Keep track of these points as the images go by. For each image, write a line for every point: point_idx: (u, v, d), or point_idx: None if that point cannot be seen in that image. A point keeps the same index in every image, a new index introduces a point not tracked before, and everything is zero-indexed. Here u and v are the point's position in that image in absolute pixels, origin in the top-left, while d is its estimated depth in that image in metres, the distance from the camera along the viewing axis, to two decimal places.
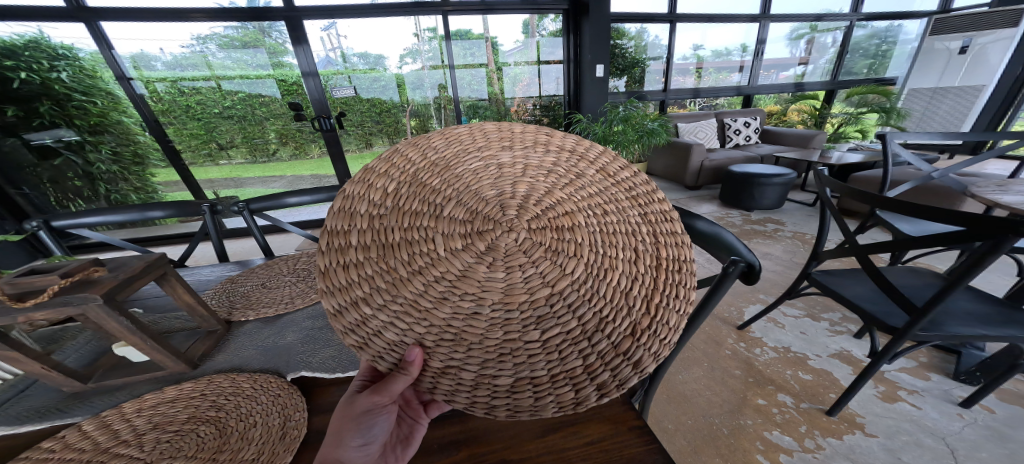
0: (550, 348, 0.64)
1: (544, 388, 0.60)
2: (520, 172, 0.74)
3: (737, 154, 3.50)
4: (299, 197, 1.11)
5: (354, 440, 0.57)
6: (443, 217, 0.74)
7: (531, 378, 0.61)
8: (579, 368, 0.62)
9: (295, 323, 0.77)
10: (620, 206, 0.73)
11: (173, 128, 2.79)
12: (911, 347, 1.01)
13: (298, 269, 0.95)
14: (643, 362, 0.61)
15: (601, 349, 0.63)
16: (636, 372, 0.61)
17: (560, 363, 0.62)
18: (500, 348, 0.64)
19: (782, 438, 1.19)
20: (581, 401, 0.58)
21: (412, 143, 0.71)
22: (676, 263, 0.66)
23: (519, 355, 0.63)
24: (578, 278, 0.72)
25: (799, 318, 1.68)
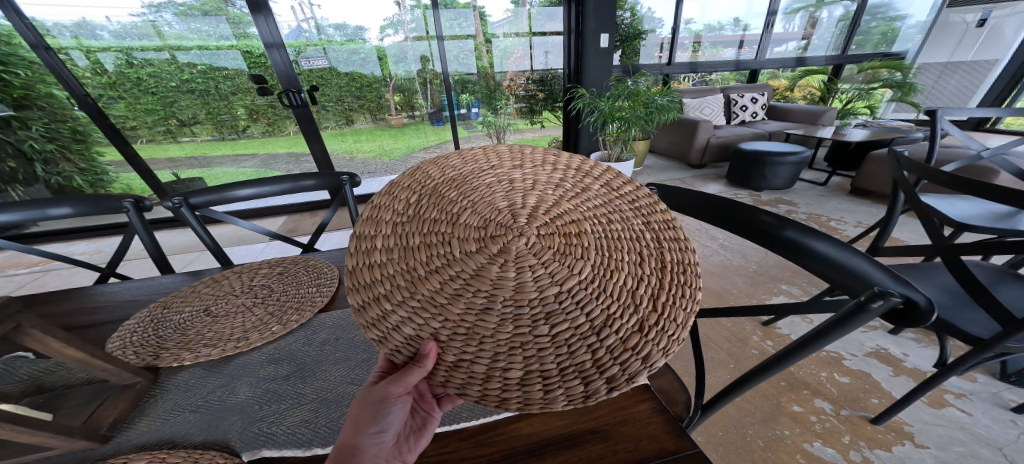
0: (560, 343, 0.50)
1: (554, 379, 0.46)
2: (531, 186, 0.67)
3: (744, 131, 3.32)
4: (256, 190, 0.93)
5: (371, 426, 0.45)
6: (453, 216, 0.62)
7: (539, 370, 0.47)
8: (585, 361, 0.48)
9: (249, 370, 0.55)
10: (627, 218, 0.63)
11: (125, 103, 2.40)
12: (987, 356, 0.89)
13: (255, 287, 0.72)
14: (649, 356, 0.47)
15: (606, 345, 0.50)
16: (645, 367, 0.46)
17: (566, 355, 0.49)
18: (505, 342, 0.50)
19: (825, 450, 1.06)
20: (591, 395, 0.44)
21: (431, 164, 0.66)
22: (679, 268, 0.55)
23: (533, 346, 0.50)
24: (583, 275, 0.58)
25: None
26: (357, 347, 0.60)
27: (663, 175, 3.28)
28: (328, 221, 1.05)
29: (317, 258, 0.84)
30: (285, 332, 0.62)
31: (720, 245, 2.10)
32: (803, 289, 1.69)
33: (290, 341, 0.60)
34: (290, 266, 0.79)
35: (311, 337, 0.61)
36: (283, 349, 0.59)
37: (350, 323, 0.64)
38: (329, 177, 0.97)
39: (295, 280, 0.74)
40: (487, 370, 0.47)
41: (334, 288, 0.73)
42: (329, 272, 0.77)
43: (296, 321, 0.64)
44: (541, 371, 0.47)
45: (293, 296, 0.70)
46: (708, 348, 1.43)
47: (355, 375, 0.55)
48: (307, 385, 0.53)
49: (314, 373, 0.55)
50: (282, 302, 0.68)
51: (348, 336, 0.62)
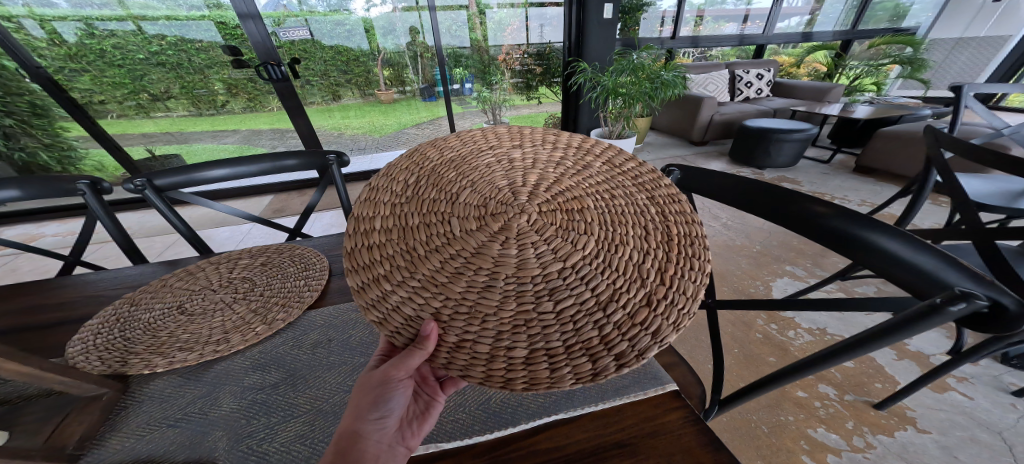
0: (567, 316, 0.45)
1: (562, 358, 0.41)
2: (533, 164, 0.62)
3: (749, 107, 3.21)
4: (234, 171, 0.87)
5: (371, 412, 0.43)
6: (456, 193, 0.57)
7: (542, 346, 0.42)
8: (594, 335, 0.43)
9: (231, 378, 0.48)
10: (631, 194, 0.58)
11: (89, 76, 2.21)
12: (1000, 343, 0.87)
13: (233, 279, 0.63)
14: (656, 320, 0.43)
15: (616, 314, 0.44)
16: (651, 333, 0.42)
17: (572, 326, 0.44)
18: (507, 320, 0.44)
19: (829, 436, 1.06)
20: (600, 372, 0.40)
21: (429, 146, 0.62)
22: (686, 241, 0.51)
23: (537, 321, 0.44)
24: (590, 247, 0.52)
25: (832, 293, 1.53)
26: (354, 350, 0.53)
27: (664, 153, 3.19)
28: (315, 202, 0.97)
29: (305, 245, 0.75)
30: (270, 333, 0.54)
31: (723, 225, 2.06)
32: (807, 270, 1.66)
33: (277, 343, 0.53)
34: (272, 254, 0.70)
35: (301, 338, 0.54)
36: (269, 354, 0.51)
37: (344, 321, 0.57)
38: (312, 157, 0.90)
39: (278, 271, 0.65)
40: (486, 345, 0.42)
41: (325, 281, 0.65)
42: (317, 263, 0.68)
43: (284, 319, 0.56)
44: (543, 345, 0.42)
45: (278, 289, 0.61)
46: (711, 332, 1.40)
47: (352, 383, 0.48)
48: (299, 396, 0.46)
49: (306, 381, 0.48)
50: (265, 297, 0.60)
51: (342, 337, 0.55)
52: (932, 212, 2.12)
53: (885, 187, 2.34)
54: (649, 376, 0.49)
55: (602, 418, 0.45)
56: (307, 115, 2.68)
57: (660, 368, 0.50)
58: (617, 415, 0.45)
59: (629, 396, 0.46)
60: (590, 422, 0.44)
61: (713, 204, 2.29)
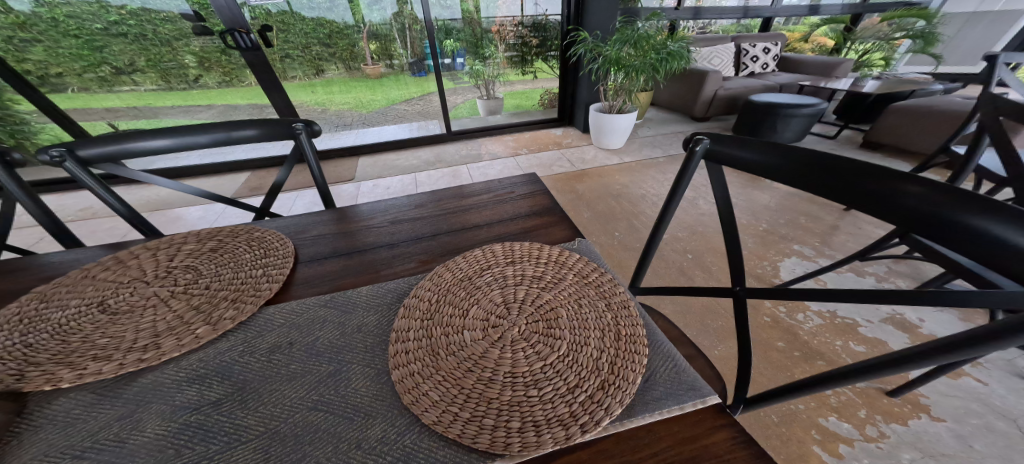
0: (545, 397, 0.37)
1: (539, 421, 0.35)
2: (520, 280, 0.53)
3: (754, 82, 3.07)
4: (178, 140, 0.78)
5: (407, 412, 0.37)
6: (437, 301, 0.50)
7: (523, 420, 0.36)
8: (565, 412, 0.36)
9: (157, 396, 0.37)
10: (593, 300, 0.49)
11: (42, 47, 1.97)
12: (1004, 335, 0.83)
13: (176, 269, 0.52)
14: (608, 406, 0.37)
15: (582, 400, 0.37)
16: (606, 412, 0.37)
17: (552, 407, 0.37)
18: (488, 397, 0.38)
19: (841, 426, 1.02)
20: (572, 438, 0.34)
21: (444, 265, 0.56)
22: (629, 337, 0.44)
23: (520, 395, 0.38)
24: (563, 347, 0.42)
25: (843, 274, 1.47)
26: (321, 356, 0.43)
27: (664, 129, 3.05)
28: (281, 181, 0.86)
29: (267, 228, 0.63)
30: (214, 335, 0.43)
31: (728, 203, 1.98)
32: (815, 249, 1.59)
33: (222, 348, 0.42)
34: (224, 239, 0.58)
35: (254, 341, 0.43)
36: (210, 361, 0.41)
37: (309, 320, 0.47)
38: (275, 125, 0.85)
39: (231, 259, 0.54)
40: (469, 414, 0.37)
41: (288, 272, 0.54)
42: (280, 250, 0.57)
43: (232, 318, 0.45)
44: (526, 422, 0.36)
45: (227, 282, 0.50)
46: (718, 316, 1.33)
47: (319, 400, 0.39)
48: (249, 417, 0.36)
49: (259, 397, 0.38)
50: (210, 290, 0.48)
51: (307, 339, 0.44)
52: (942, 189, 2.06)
53: (894, 165, 2.27)
54: (685, 384, 0.40)
55: (629, 441, 0.36)
56: (285, 91, 2.46)
57: (697, 373, 0.41)
58: (647, 437, 0.36)
59: (663, 411, 0.38)
60: (612, 447, 0.36)
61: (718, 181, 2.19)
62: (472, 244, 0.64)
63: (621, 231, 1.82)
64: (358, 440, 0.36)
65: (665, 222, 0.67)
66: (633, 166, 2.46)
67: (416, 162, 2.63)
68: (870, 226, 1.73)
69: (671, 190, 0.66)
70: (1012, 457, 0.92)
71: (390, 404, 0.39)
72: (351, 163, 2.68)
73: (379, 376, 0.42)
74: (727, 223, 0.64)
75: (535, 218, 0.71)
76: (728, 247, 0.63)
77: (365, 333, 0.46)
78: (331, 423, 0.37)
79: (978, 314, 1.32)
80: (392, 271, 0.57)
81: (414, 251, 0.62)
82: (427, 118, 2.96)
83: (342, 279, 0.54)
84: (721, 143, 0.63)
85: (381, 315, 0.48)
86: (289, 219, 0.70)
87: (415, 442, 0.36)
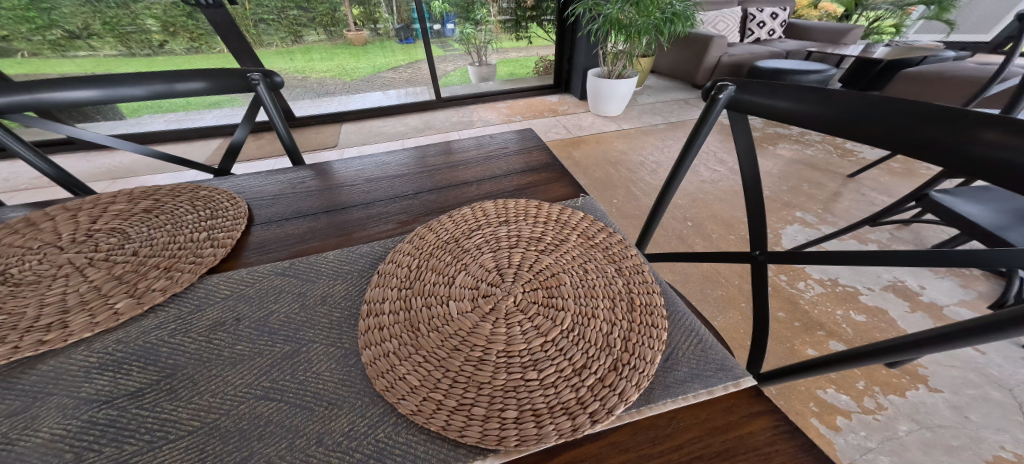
0: (545, 380, 0.31)
1: (540, 416, 0.28)
2: (516, 242, 0.45)
3: (760, 49, 2.93)
4: (107, 92, 0.66)
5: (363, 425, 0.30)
6: (419, 267, 0.42)
7: (519, 409, 0.29)
8: (570, 398, 0.30)
9: (48, 393, 0.29)
10: (600, 265, 0.42)
11: None
12: None
13: (98, 233, 0.44)
14: (623, 390, 0.30)
15: (590, 383, 0.31)
16: (620, 399, 0.30)
17: (554, 393, 0.30)
18: (478, 381, 0.31)
19: (839, 398, 1.00)
20: (579, 429, 0.28)
21: (426, 227, 0.49)
22: (645, 308, 0.37)
23: (517, 377, 0.31)
24: (566, 320, 0.35)
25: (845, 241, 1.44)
26: (275, 334, 0.36)
27: (664, 96, 2.92)
28: (241, 140, 0.77)
29: (217, 188, 0.56)
30: (138, 311, 0.35)
31: (729, 170, 1.91)
32: (818, 216, 1.55)
33: (148, 326, 0.35)
34: (161, 199, 0.50)
35: (190, 319, 0.36)
36: (134, 343, 0.33)
37: (261, 291, 0.40)
38: (226, 76, 0.74)
39: (169, 221, 0.46)
40: (455, 401, 0.30)
41: (239, 236, 0.47)
42: (230, 212, 0.51)
43: (162, 289, 0.38)
44: (524, 410, 0.29)
45: (160, 246, 0.42)
46: (718, 286, 1.29)
47: (271, 387, 0.32)
48: (178, 411, 0.29)
49: (193, 386, 0.31)
50: (138, 257, 0.41)
51: (257, 314, 0.37)
52: None
53: None
54: (714, 364, 0.34)
55: (648, 431, 0.30)
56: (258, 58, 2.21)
57: (726, 350, 0.35)
58: (670, 427, 0.30)
59: (687, 397, 0.32)
60: (629, 439, 0.30)
61: (719, 148, 2.12)
62: (460, 201, 0.59)
63: (619, 198, 1.74)
64: (319, 434, 0.29)
65: (677, 180, 0.59)
66: (631, 132, 2.36)
67: (404, 128, 2.48)
68: (873, 192, 1.68)
69: (686, 145, 0.58)
70: (1008, 428, 0.92)
71: (358, 390, 0.32)
72: (334, 129, 2.52)
73: (346, 358, 0.34)
74: (748, 179, 0.56)
75: (529, 175, 0.66)
76: (748, 205, 0.56)
77: (328, 305, 0.39)
78: (284, 413, 0.30)
79: (978, 278, 1.30)
80: (365, 235, 0.50)
81: (393, 211, 0.55)
82: (416, 85, 2.76)
83: (302, 244, 0.48)
84: (748, 91, 0.54)
85: (349, 283, 0.42)
86: (248, 179, 0.61)
87: (388, 435, 0.29)
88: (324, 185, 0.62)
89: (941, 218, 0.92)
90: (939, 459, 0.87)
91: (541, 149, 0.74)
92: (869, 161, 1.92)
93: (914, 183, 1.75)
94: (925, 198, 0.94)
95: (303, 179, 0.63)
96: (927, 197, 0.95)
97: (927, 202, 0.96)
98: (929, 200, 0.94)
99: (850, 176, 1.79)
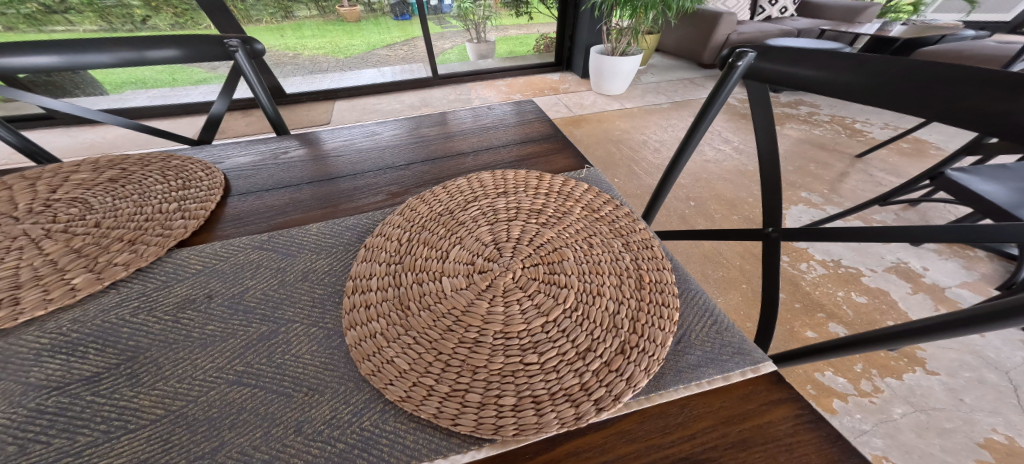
0: (546, 364, 0.28)
1: (542, 405, 0.26)
2: (515, 215, 0.42)
3: (771, 26, 2.81)
4: (69, 59, 0.60)
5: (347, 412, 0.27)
6: (410, 241, 0.39)
7: (518, 395, 0.26)
8: (573, 384, 0.27)
9: None
10: (606, 239, 0.38)
11: None
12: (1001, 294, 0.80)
13: (55, 204, 0.40)
14: (631, 375, 0.27)
15: (595, 367, 0.28)
16: (628, 385, 0.27)
17: (556, 378, 0.27)
18: (473, 364, 0.28)
19: (836, 381, 0.99)
20: (583, 417, 0.25)
21: (419, 199, 0.45)
22: (655, 286, 0.34)
23: (515, 361, 0.28)
24: (569, 298, 0.32)
25: (849, 222, 1.41)
26: (250, 313, 0.33)
27: (669, 75, 2.83)
28: (220, 112, 0.72)
29: (191, 158, 0.53)
30: (98, 286, 0.32)
31: (734, 149, 1.86)
32: (823, 197, 1.52)
33: (107, 304, 0.32)
34: (129, 168, 0.47)
35: (155, 296, 0.33)
36: (91, 324, 0.30)
37: (237, 266, 0.37)
38: (201, 43, 0.68)
39: (136, 193, 0.42)
40: (448, 386, 0.27)
41: (213, 208, 0.44)
42: (205, 183, 0.48)
43: (126, 263, 0.35)
44: (523, 397, 0.26)
45: (126, 217, 0.39)
46: (719, 266, 1.27)
47: (244, 371, 0.29)
48: (138, 399, 0.26)
49: (156, 370, 0.28)
50: (100, 229, 0.37)
51: (231, 291, 0.35)
52: (954, 138, 1.98)
53: (907, 118, 2.17)
54: (730, 347, 0.32)
55: (660, 419, 0.28)
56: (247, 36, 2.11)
57: (744, 332, 0.33)
58: (682, 416, 0.28)
59: (701, 385, 0.29)
60: (637, 427, 0.27)
61: (724, 128, 2.06)
62: (455, 172, 0.56)
63: (620, 177, 1.70)
64: (297, 422, 0.26)
65: (686, 155, 0.56)
66: (634, 111, 2.29)
67: (399, 106, 2.39)
68: (880, 172, 1.65)
69: (698, 117, 0.54)
70: (1000, 411, 0.91)
71: (342, 374, 0.29)
72: (327, 105, 2.43)
73: (328, 339, 0.32)
74: (763, 149, 0.53)
75: (528, 146, 0.62)
76: (764, 177, 0.52)
77: (310, 282, 0.36)
78: (259, 399, 0.27)
79: (981, 260, 1.28)
80: (351, 209, 0.47)
81: (383, 183, 0.52)
82: (411, 62, 2.62)
83: (283, 216, 0.45)
84: (769, 60, 0.48)
85: (333, 258, 0.39)
86: (226, 149, 0.59)
87: (374, 424, 0.26)
88: (311, 156, 0.58)
89: (955, 197, 0.89)
90: (932, 440, 0.86)
91: (541, 120, 0.70)
92: (878, 141, 1.87)
93: (922, 163, 1.71)
94: (940, 176, 0.91)
95: (286, 150, 0.60)
96: (942, 175, 0.91)
97: (941, 180, 0.92)
98: (944, 178, 0.91)
99: (858, 156, 1.75)
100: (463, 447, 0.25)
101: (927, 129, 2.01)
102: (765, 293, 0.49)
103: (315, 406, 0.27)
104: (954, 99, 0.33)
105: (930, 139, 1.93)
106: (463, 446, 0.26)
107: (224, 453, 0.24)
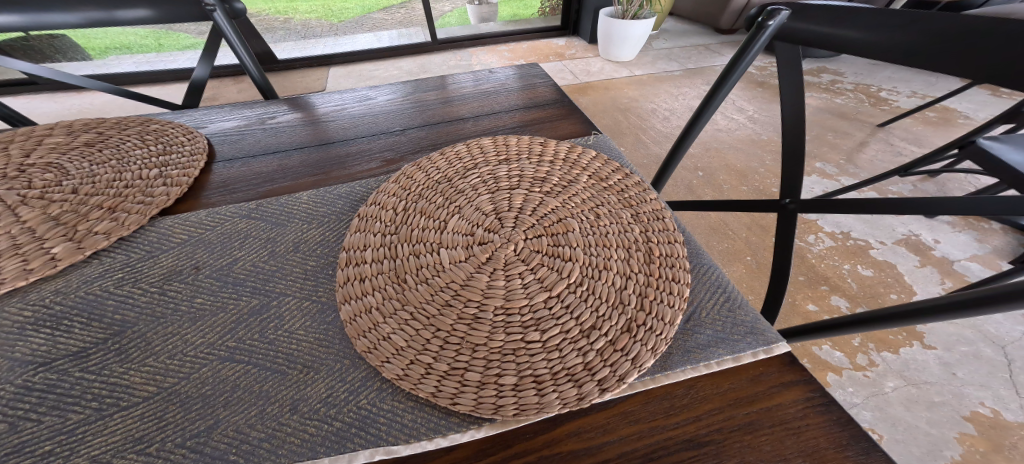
0: (548, 342, 0.26)
1: (547, 388, 0.25)
2: (517, 183, 0.40)
3: None
4: (33, 19, 0.57)
5: (340, 393, 0.26)
6: (405, 211, 0.36)
7: (519, 375, 0.25)
8: (576, 363, 0.26)
9: None
10: (614, 210, 0.36)
11: None
12: (1000, 276, 0.78)
13: (29, 169, 0.39)
14: (637, 355, 0.26)
15: (600, 346, 0.26)
16: (634, 365, 0.26)
17: (558, 357, 0.26)
18: (473, 342, 0.26)
19: (832, 355, 0.98)
20: (586, 398, 0.24)
21: (415, 166, 0.42)
22: (665, 263, 0.32)
23: (516, 338, 0.27)
24: (574, 272, 0.30)
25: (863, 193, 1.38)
26: (240, 285, 0.32)
27: (683, 40, 2.67)
28: (202, 78, 0.68)
29: (170, 122, 0.52)
30: (79, 256, 0.32)
31: (748, 118, 1.79)
32: (839, 167, 1.47)
33: (90, 275, 0.31)
34: (105, 132, 0.46)
35: (141, 268, 0.32)
36: (74, 296, 0.30)
37: (225, 235, 0.36)
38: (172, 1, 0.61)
39: (115, 159, 0.42)
40: (446, 365, 0.26)
41: (196, 175, 0.43)
42: (187, 148, 0.47)
43: (106, 232, 0.34)
44: (524, 376, 0.25)
45: (104, 184, 0.38)
46: (725, 238, 1.25)
47: (237, 347, 0.28)
48: (128, 376, 0.26)
49: (145, 346, 0.27)
50: (78, 195, 0.36)
51: (219, 262, 0.34)
52: (987, 109, 1.87)
53: (937, 87, 2.05)
54: (742, 327, 0.30)
55: (665, 400, 0.27)
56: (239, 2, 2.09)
57: (756, 310, 0.31)
58: (688, 397, 0.27)
59: (712, 364, 0.28)
60: (640, 409, 0.26)
61: (739, 96, 1.97)
62: (454, 137, 0.53)
63: (627, 147, 1.65)
64: (292, 401, 0.25)
65: (702, 121, 0.52)
66: (644, 78, 2.18)
67: (398, 72, 2.28)
68: (902, 142, 1.58)
69: (717, 82, 0.50)
70: (990, 385, 0.91)
71: (336, 351, 0.28)
72: (323, 70, 2.31)
73: (321, 314, 0.31)
74: (787, 114, 0.50)
75: (532, 111, 0.59)
76: (784, 145, 0.49)
77: (302, 253, 0.35)
78: (251, 376, 0.26)
79: (995, 232, 1.26)
80: (342, 176, 0.45)
81: (377, 148, 0.50)
82: (410, 26, 2.48)
83: (272, 184, 0.44)
84: (805, 18, 0.43)
85: (326, 228, 0.37)
86: (210, 114, 0.57)
87: (369, 402, 0.26)
88: (302, 122, 0.56)
89: (982, 167, 0.84)
90: (920, 414, 0.86)
91: (547, 84, 0.66)
92: (902, 111, 1.78)
93: (947, 133, 1.63)
94: (970, 145, 0.86)
95: (274, 115, 0.57)
96: (971, 144, 0.86)
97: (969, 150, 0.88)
98: (974, 147, 0.86)
99: (880, 125, 1.68)
100: (459, 427, 0.25)
101: (956, 97, 1.90)
102: (777, 266, 0.47)
103: (309, 385, 0.26)
104: (986, 60, 0.29)
105: (957, 108, 1.84)
106: (457, 430, 0.24)
107: (217, 432, 0.23)
